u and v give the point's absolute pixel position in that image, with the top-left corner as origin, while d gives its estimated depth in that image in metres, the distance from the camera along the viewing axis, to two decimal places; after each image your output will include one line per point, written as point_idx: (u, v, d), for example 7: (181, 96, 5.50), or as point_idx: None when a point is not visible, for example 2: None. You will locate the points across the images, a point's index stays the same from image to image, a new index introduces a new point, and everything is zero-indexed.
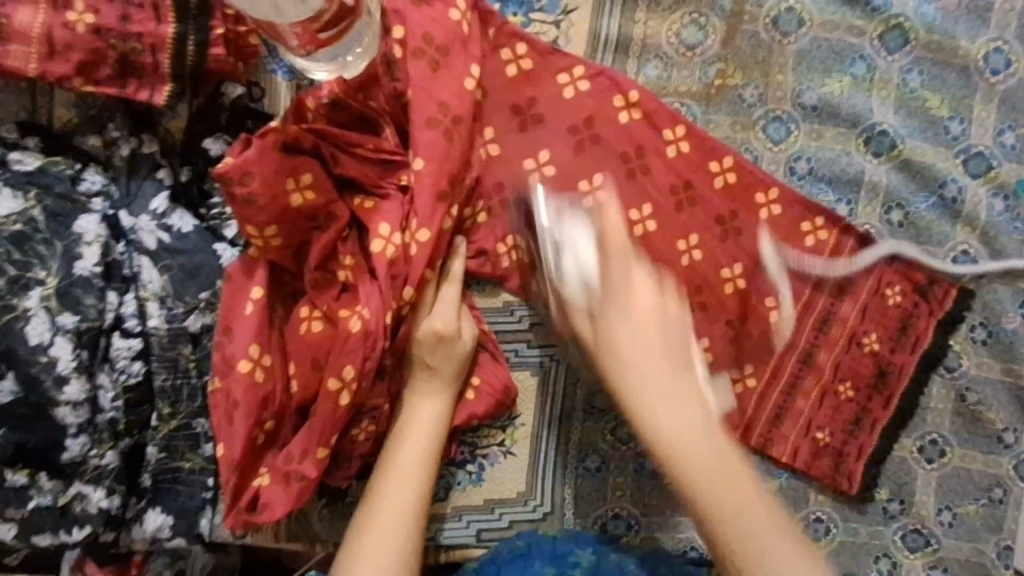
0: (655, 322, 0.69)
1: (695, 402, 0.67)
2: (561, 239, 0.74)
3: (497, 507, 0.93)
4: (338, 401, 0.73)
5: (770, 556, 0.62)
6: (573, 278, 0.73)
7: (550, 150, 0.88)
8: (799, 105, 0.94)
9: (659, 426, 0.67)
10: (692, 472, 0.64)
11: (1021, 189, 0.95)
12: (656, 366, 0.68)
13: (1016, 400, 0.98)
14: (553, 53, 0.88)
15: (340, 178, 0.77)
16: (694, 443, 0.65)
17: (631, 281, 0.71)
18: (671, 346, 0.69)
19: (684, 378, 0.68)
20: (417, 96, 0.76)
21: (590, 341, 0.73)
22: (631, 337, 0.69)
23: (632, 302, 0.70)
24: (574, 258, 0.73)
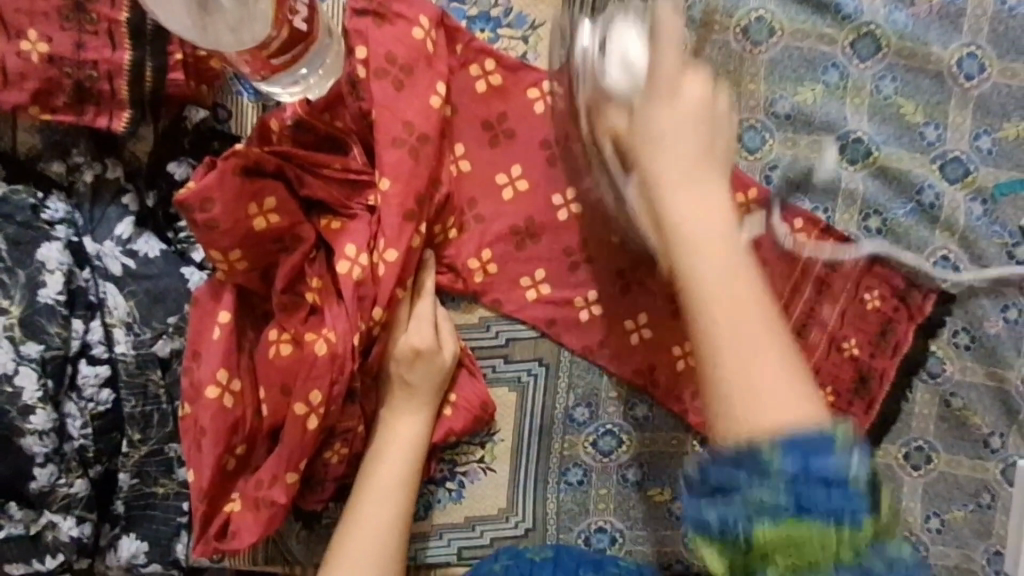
0: (697, 109, 0.62)
1: (678, 143, 0.61)
2: (609, 34, 0.69)
3: (478, 524, 0.92)
4: (306, 426, 0.72)
5: (772, 394, 0.54)
6: (615, 69, 0.67)
7: (521, 165, 0.88)
8: (772, 114, 0.93)
9: (677, 246, 0.59)
10: (695, 230, 0.59)
11: (1000, 192, 0.95)
12: (676, 125, 0.61)
13: (1002, 407, 0.97)
14: (522, 68, 0.87)
15: (307, 200, 0.76)
16: (695, 214, 0.59)
17: (685, 71, 0.63)
18: (711, 138, 0.62)
19: (712, 174, 0.61)
20: (381, 115, 0.75)
21: (625, 138, 0.64)
22: (670, 133, 0.61)
23: (679, 96, 0.62)
24: (624, 64, 0.66)
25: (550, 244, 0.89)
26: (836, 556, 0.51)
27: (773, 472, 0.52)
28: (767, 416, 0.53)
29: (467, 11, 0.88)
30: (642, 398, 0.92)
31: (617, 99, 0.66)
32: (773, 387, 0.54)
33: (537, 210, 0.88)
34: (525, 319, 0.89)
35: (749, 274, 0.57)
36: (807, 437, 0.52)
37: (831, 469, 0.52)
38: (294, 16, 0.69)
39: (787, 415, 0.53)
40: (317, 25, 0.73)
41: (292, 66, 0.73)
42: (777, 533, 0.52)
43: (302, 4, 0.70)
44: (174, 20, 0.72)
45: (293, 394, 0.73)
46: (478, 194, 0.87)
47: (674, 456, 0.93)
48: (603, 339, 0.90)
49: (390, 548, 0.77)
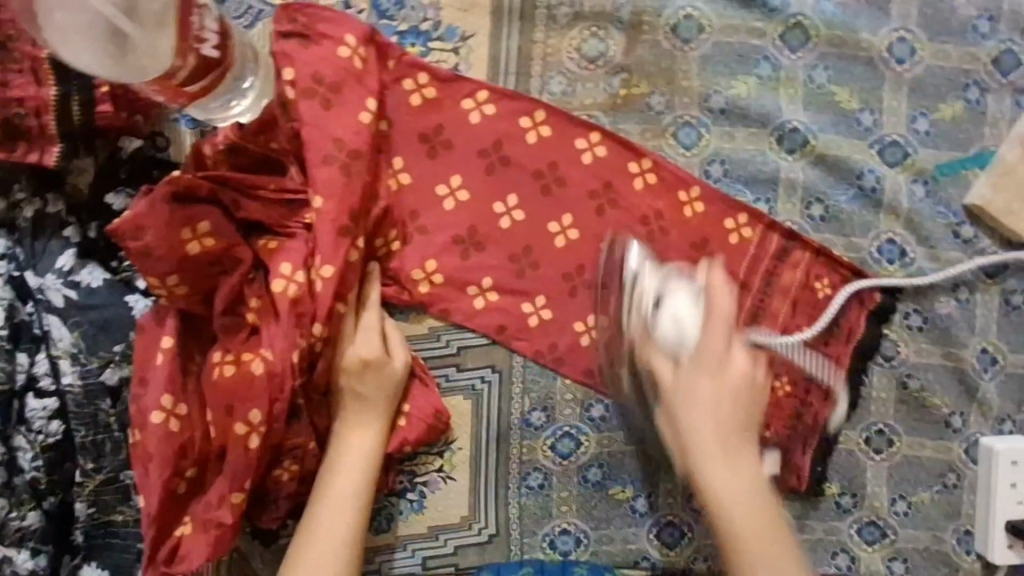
0: (738, 386, 0.74)
1: (715, 419, 0.74)
2: (664, 295, 0.77)
3: (442, 533, 0.93)
4: (248, 445, 0.73)
5: (764, 522, 0.73)
6: (667, 327, 0.75)
7: (461, 175, 0.88)
8: (708, 110, 0.93)
9: (711, 477, 0.74)
10: (709, 447, 0.74)
11: (939, 173, 0.97)
12: (719, 415, 0.74)
13: (959, 384, 1.00)
14: (457, 80, 0.88)
15: (245, 222, 0.78)
16: (724, 473, 0.74)
17: (727, 354, 0.75)
18: (748, 419, 0.75)
19: (745, 436, 0.75)
20: (312, 134, 0.77)
21: (669, 386, 0.75)
22: (712, 412, 0.74)
23: (725, 367, 0.74)
24: (674, 322, 0.75)
25: (495, 251, 0.90)
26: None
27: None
28: (764, 551, 0.72)
29: (397, 27, 0.88)
30: (598, 399, 0.94)
31: (661, 347, 0.75)
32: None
33: (480, 218, 0.89)
34: (474, 327, 0.90)
35: (773, 526, 0.74)
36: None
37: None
38: (203, 45, 0.70)
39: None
40: (230, 53, 0.73)
41: (228, 87, 0.76)
42: None
43: (211, 32, 0.71)
44: (79, 54, 0.69)
45: (233, 412, 0.74)
46: (420, 206, 0.88)
47: (634, 454, 0.95)
48: (555, 341, 0.92)
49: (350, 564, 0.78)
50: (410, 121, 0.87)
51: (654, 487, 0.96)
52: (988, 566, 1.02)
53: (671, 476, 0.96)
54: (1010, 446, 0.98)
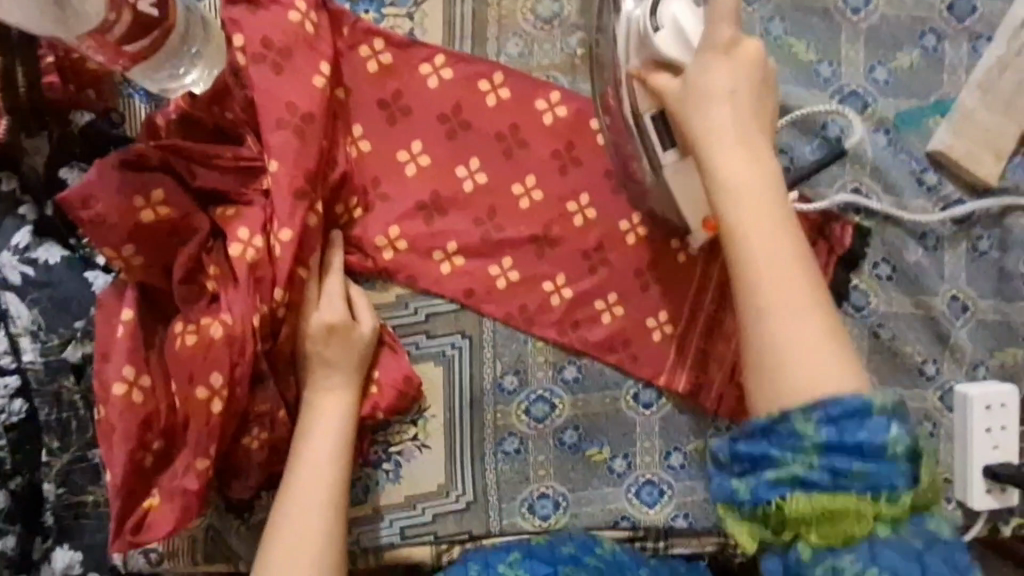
0: (747, 65, 0.73)
1: (728, 134, 0.71)
2: (661, 8, 0.75)
3: (420, 502, 0.93)
4: (210, 410, 0.73)
5: (780, 250, 0.67)
6: (669, 40, 0.75)
7: (421, 141, 0.88)
8: None
9: (720, 165, 0.70)
10: (721, 146, 0.70)
11: (901, 122, 0.97)
12: (733, 113, 0.71)
13: (932, 333, 1.01)
14: (412, 45, 0.87)
15: (201, 192, 0.77)
16: (736, 169, 0.69)
17: (733, 45, 0.72)
18: (756, 115, 0.72)
19: (762, 145, 0.71)
20: (264, 100, 0.76)
21: (676, 106, 0.74)
22: (722, 97, 0.72)
23: (734, 53, 0.73)
24: (677, 38, 0.75)
25: (459, 216, 0.89)
26: (869, 528, 0.61)
27: (805, 424, 0.61)
28: (783, 276, 0.66)
29: None
30: (571, 359, 0.94)
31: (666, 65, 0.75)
32: (794, 318, 0.65)
33: (442, 182, 0.89)
34: (442, 292, 0.90)
35: (790, 246, 0.67)
36: (842, 402, 0.61)
37: (863, 442, 0.60)
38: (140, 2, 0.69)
39: (814, 355, 0.63)
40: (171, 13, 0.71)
41: (178, 45, 0.74)
42: (810, 503, 0.60)
43: None
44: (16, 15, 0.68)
45: (192, 378, 0.73)
46: (381, 172, 0.88)
47: (609, 414, 0.95)
48: (524, 303, 0.92)
49: (330, 534, 0.77)
50: (369, 88, 0.87)
51: (631, 447, 0.96)
52: (968, 514, 1.03)
53: (647, 435, 0.96)
54: (984, 392, 0.99)
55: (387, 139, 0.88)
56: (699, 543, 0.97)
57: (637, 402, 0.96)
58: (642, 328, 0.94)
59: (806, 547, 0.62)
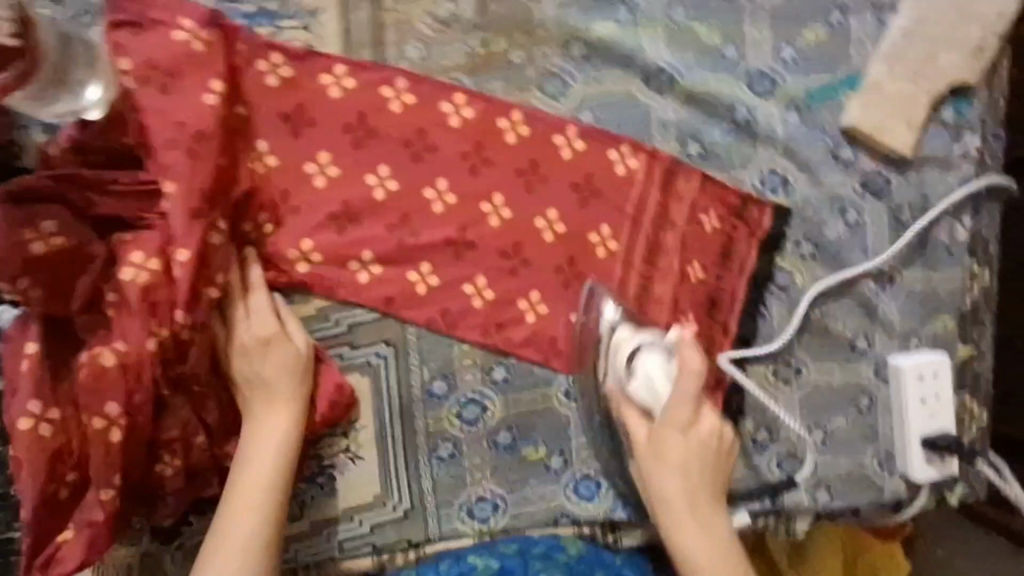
0: (701, 445, 0.84)
1: (691, 477, 0.83)
2: (637, 362, 0.85)
3: (357, 514, 0.93)
4: (108, 440, 0.73)
5: (728, 567, 0.81)
6: (639, 388, 0.85)
7: (328, 151, 0.88)
8: (569, 58, 0.93)
9: (679, 533, 0.83)
10: (675, 499, 0.83)
11: (812, 99, 0.98)
12: (682, 483, 0.83)
13: (860, 308, 1.01)
14: (310, 56, 0.87)
15: (100, 218, 0.76)
16: (699, 543, 0.82)
17: (694, 418, 0.84)
18: (705, 473, 0.84)
19: (714, 505, 0.84)
20: (155, 121, 0.76)
21: (640, 451, 0.85)
22: (684, 472, 0.83)
23: (695, 428, 0.84)
24: (647, 386, 0.84)
25: (372, 224, 0.89)
26: None
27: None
28: None
29: (243, 8, 0.86)
30: (499, 360, 0.94)
31: (637, 407, 0.86)
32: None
33: (353, 192, 0.88)
34: (362, 302, 0.90)
35: (731, 562, 0.81)
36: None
37: None
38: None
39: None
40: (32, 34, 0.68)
41: (45, 86, 0.71)
42: None
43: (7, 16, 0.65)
44: None
45: (86, 410, 0.72)
46: (290, 185, 0.87)
47: (542, 412, 0.96)
48: (447, 306, 0.92)
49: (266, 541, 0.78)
50: (269, 104, 0.86)
51: (567, 443, 0.96)
52: (911, 486, 1.02)
53: (580, 430, 0.96)
54: (916, 362, 0.99)
55: (293, 151, 0.87)
56: (644, 532, 0.98)
57: (568, 398, 0.96)
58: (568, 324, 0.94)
59: None
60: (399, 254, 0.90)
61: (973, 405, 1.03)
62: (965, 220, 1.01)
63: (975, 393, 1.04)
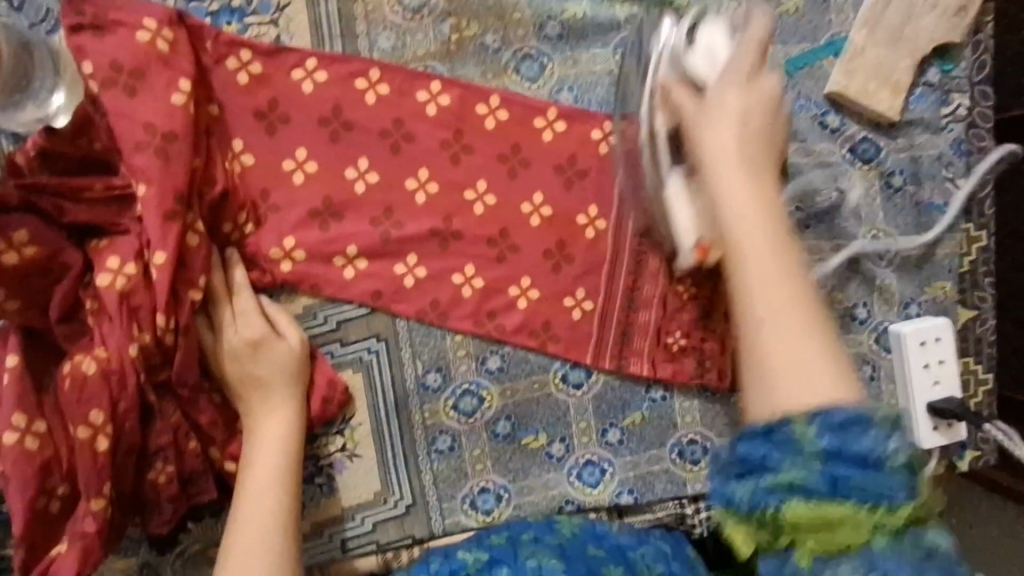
0: (771, 100, 0.70)
1: (741, 126, 0.69)
2: (697, 37, 0.77)
3: (358, 513, 0.91)
4: (96, 449, 0.71)
5: (791, 304, 0.59)
6: (702, 59, 0.75)
7: (305, 147, 0.86)
8: (544, 39, 0.92)
9: (725, 187, 0.66)
10: (721, 154, 0.68)
11: (793, 67, 0.97)
12: (739, 132, 0.68)
13: (858, 276, 1.00)
14: (280, 53, 0.85)
15: (74, 226, 0.75)
16: (736, 196, 0.65)
17: (756, 76, 0.72)
18: (763, 134, 0.69)
19: (765, 152, 0.69)
20: (123, 124, 0.75)
21: (688, 116, 0.73)
22: (736, 115, 0.69)
23: (756, 79, 0.71)
24: (707, 59, 0.75)
25: (355, 219, 0.88)
26: (866, 539, 0.51)
27: (801, 437, 0.52)
28: (798, 400, 0.55)
29: (207, 7, 0.85)
30: (493, 349, 0.92)
31: (693, 79, 0.75)
32: (782, 306, 0.59)
33: (333, 187, 0.87)
34: (350, 297, 0.88)
35: (784, 249, 0.62)
36: (843, 409, 0.53)
37: (867, 453, 0.51)
38: None
39: (811, 376, 0.56)
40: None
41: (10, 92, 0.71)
42: (810, 509, 0.51)
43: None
44: None
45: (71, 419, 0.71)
46: (269, 184, 0.86)
47: (540, 399, 0.94)
48: (436, 297, 0.90)
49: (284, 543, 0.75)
50: (243, 104, 0.85)
51: (567, 429, 0.94)
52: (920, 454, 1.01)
53: (581, 415, 0.94)
54: (916, 328, 0.97)
55: (271, 148, 0.86)
56: (653, 516, 0.96)
57: (566, 384, 0.94)
58: (560, 307, 0.93)
59: (802, 554, 0.52)
60: (385, 246, 0.88)
61: (978, 368, 1.02)
62: (957, 181, 1.00)
63: (979, 356, 1.02)
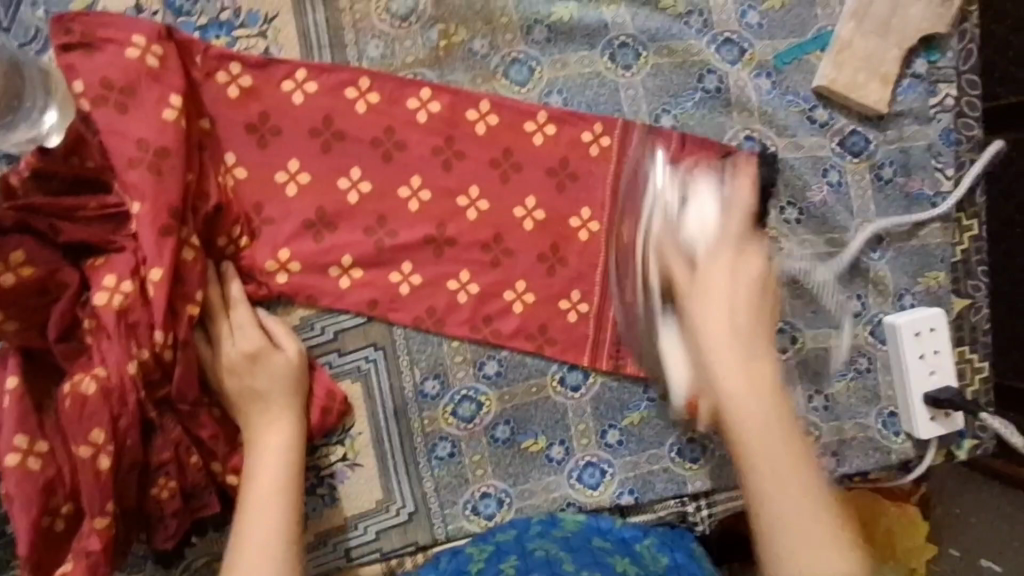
0: (755, 277, 0.70)
1: (739, 340, 0.68)
2: (687, 196, 0.76)
3: (361, 521, 0.92)
4: (98, 467, 0.71)
5: (806, 512, 0.64)
6: (693, 225, 0.74)
7: (297, 158, 0.87)
8: (532, 43, 0.92)
9: (722, 380, 0.68)
10: (731, 375, 0.67)
11: (780, 62, 0.97)
12: (733, 318, 0.69)
13: (850, 269, 1.00)
14: (270, 64, 0.86)
15: (69, 245, 0.75)
16: (755, 401, 0.66)
17: (745, 246, 0.71)
18: (754, 311, 0.69)
19: (760, 336, 0.69)
20: (114, 142, 0.75)
21: (681, 286, 0.73)
22: (727, 300, 0.69)
23: (744, 265, 0.70)
24: (700, 221, 0.74)
25: (349, 229, 0.88)
26: None
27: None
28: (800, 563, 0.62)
29: (196, 21, 0.85)
30: (490, 354, 0.93)
31: (684, 247, 0.74)
32: (805, 531, 0.63)
33: (326, 198, 0.87)
34: (347, 307, 0.89)
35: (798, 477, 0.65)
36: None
37: None
38: None
39: (814, 556, 0.62)
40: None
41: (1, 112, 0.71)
42: None
43: None
44: None
45: (71, 438, 0.71)
46: (262, 197, 0.86)
47: (538, 402, 0.94)
48: (432, 304, 0.91)
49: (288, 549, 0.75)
50: (234, 118, 0.85)
51: (566, 432, 0.95)
52: (918, 444, 1.01)
53: (579, 417, 0.95)
54: (911, 319, 0.98)
55: (264, 160, 0.86)
56: (654, 515, 0.97)
57: (564, 388, 0.95)
58: (556, 310, 0.93)
59: None
60: (380, 255, 0.89)
61: (974, 357, 1.03)
62: (947, 171, 1.00)
63: (974, 346, 1.03)
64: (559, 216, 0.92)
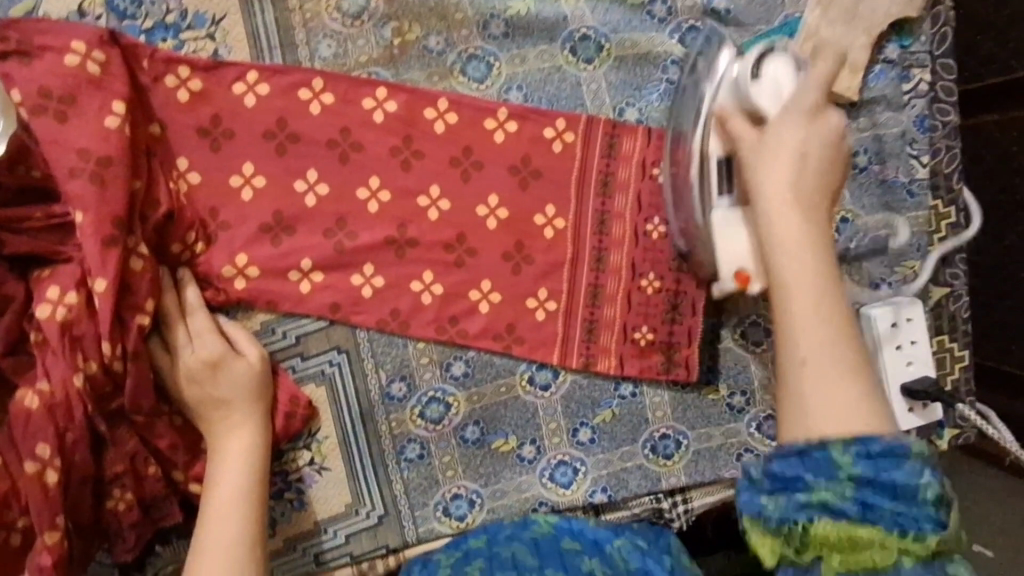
0: (825, 138, 0.72)
1: (798, 197, 0.69)
2: (765, 68, 0.77)
3: (331, 526, 0.91)
4: (45, 482, 0.71)
5: (830, 331, 0.63)
6: (766, 90, 0.77)
7: (251, 162, 0.85)
8: (489, 37, 0.90)
9: (775, 223, 0.69)
10: (782, 219, 0.68)
11: None
12: (794, 175, 0.70)
13: None
14: (219, 67, 0.84)
15: (15, 257, 0.75)
16: (796, 244, 0.67)
17: (817, 116, 0.73)
18: (820, 175, 0.71)
19: (821, 214, 0.70)
20: (52, 152, 0.74)
21: (745, 147, 0.75)
22: (789, 157, 0.71)
23: (817, 122, 0.73)
24: (772, 87, 0.77)
25: (308, 233, 0.87)
26: (894, 560, 0.55)
27: (840, 462, 0.57)
28: (831, 404, 0.60)
29: (141, 24, 0.83)
30: (457, 354, 0.92)
31: (754, 108, 0.77)
32: (821, 311, 0.64)
33: (283, 201, 0.86)
34: (307, 312, 0.87)
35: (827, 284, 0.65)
36: (878, 439, 0.57)
37: (897, 484, 0.56)
38: None
39: (840, 395, 0.60)
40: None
41: None
42: (834, 526, 0.56)
43: None
44: None
45: (20, 452, 0.71)
46: (217, 202, 0.85)
47: (506, 402, 0.93)
48: (396, 307, 0.89)
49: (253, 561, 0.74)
50: (185, 123, 0.84)
51: (537, 431, 0.94)
52: None
53: (550, 415, 0.94)
54: (886, 309, 0.95)
55: (217, 164, 0.85)
56: (628, 511, 0.96)
57: (534, 385, 0.93)
58: (523, 309, 0.92)
59: (828, 567, 0.57)
60: (340, 258, 0.87)
61: (952, 345, 1.00)
62: (922, 157, 0.98)
63: (954, 334, 1.00)
64: (524, 212, 0.91)
